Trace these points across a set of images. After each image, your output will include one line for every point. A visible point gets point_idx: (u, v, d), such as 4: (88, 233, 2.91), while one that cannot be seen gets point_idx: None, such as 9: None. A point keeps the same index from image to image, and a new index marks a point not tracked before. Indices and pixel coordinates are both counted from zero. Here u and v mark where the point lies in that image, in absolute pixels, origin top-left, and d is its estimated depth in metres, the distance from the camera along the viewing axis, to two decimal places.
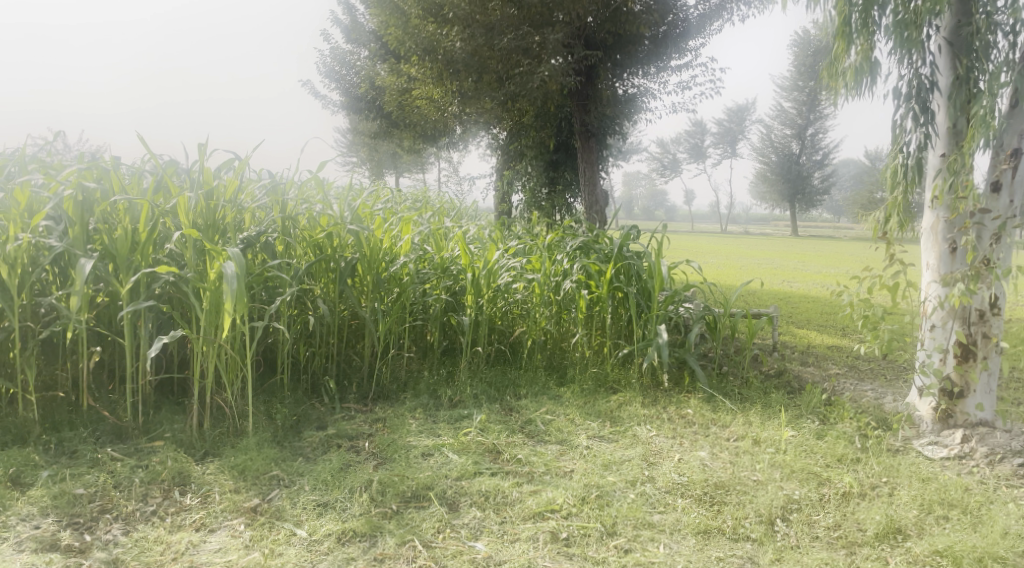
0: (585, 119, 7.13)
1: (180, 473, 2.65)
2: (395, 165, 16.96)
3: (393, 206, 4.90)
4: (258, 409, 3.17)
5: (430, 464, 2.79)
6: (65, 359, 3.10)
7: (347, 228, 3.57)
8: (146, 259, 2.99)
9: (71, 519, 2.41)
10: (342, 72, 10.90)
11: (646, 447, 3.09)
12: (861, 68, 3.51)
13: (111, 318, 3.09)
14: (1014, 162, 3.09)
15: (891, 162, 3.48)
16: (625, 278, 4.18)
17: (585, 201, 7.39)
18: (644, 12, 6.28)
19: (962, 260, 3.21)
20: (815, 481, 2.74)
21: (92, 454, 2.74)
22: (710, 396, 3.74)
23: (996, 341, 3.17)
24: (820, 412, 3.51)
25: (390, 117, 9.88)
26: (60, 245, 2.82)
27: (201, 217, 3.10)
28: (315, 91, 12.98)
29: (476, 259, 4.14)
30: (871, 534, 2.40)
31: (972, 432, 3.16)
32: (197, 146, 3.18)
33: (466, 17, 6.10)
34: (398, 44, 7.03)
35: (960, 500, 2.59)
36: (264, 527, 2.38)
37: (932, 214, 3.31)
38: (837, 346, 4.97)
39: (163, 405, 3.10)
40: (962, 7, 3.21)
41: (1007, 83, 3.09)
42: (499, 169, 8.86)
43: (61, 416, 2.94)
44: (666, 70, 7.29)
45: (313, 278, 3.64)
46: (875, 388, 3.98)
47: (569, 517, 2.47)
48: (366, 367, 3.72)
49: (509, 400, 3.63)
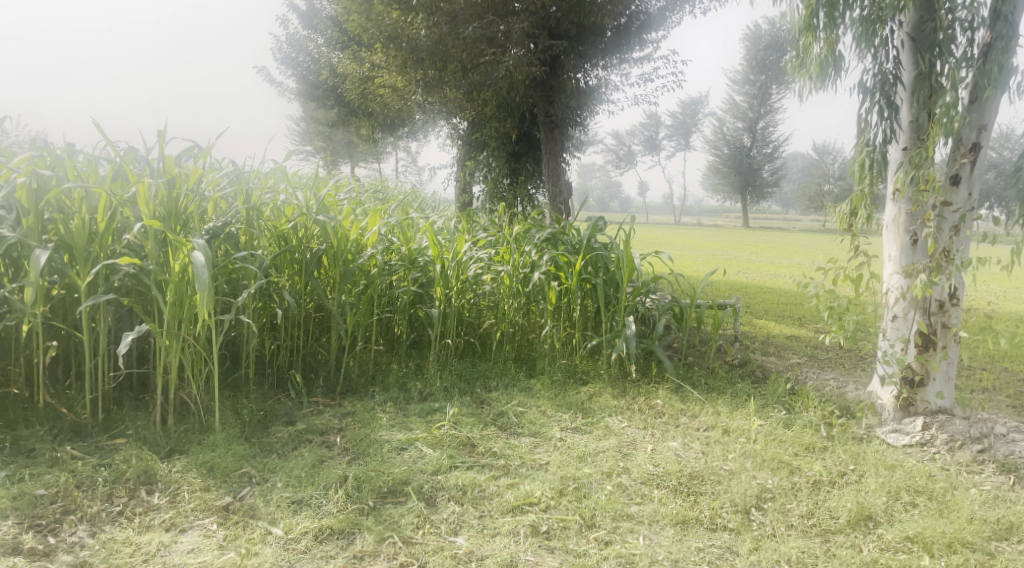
0: (549, 110, 7.19)
1: (146, 472, 2.56)
2: (352, 154, 16.72)
3: (357, 196, 4.82)
4: (223, 403, 3.08)
5: (404, 459, 2.74)
6: (18, 354, 2.96)
7: (314, 217, 3.48)
8: (106, 251, 2.86)
9: (33, 521, 2.31)
10: (299, 59, 10.70)
11: (619, 439, 3.10)
12: (826, 61, 3.54)
13: (67, 311, 2.97)
14: (974, 155, 3.17)
15: (857, 156, 3.53)
16: (594, 270, 4.16)
17: (549, 192, 7.37)
18: (608, 3, 6.25)
19: (923, 251, 3.30)
20: (786, 469, 2.78)
21: (51, 453, 2.63)
22: (678, 386, 3.77)
23: (955, 331, 3.25)
24: (786, 401, 3.57)
25: (349, 105, 9.74)
26: (13, 235, 2.68)
27: (162, 206, 2.98)
28: (270, 78, 12.74)
29: (444, 250, 4.10)
30: (844, 522, 2.45)
31: (933, 420, 3.25)
32: (157, 133, 3.05)
33: (430, 4, 5.97)
34: (361, 31, 6.93)
35: (926, 487, 2.66)
36: (238, 526, 2.32)
37: (895, 206, 3.39)
38: (796, 336, 5.07)
39: (125, 402, 2.98)
40: (925, 3, 3.27)
41: (966, 78, 3.18)
42: (460, 159, 8.79)
43: (16, 414, 2.81)
44: (627, 62, 7.34)
45: (278, 270, 3.56)
46: (836, 377, 4.07)
47: (547, 510, 2.47)
48: (333, 360, 3.65)
49: (480, 393, 3.61)
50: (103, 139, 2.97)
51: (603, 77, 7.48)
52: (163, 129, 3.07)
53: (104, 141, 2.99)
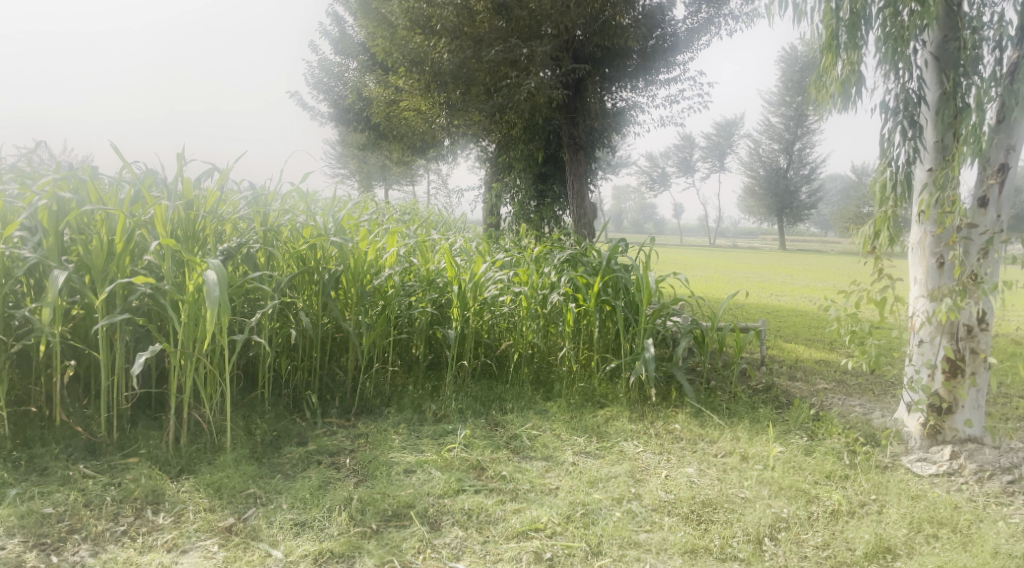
0: (573, 132, 7.16)
1: (153, 491, 2.57)
2: (385, 178, 16.95)
3: (379, 217, 4.87)
4: (236, 423, 3.10)
5: (412, 482, 2.72)
6: (39, 373, 3.01)
7: (330, 240, 3.49)
8: (123, 271, 2.91)
9: (38, 539, 2.34)
10: (330, 84, 10.86)
11: (633, 464, 3.05)
12: (847, 80, 3.49)
13: (87, 332, 3.02)
14: (1001, 177, 3.08)
15: (879, 177, 3.45)
16: (613, 291, 4.12)
17: (574, 214, 7.33)
18: (632, 26, 6.31)
19: (949, 274, 3.19)
20: (803, 498, 2.69)
21: (63, 471, 2.67)
22: (698, 411, 3.68)
23: (984, 357, 3.15)
24: (808, 428, 3.48)
25: (378, 129, 9.84)
26: (33, 257, 2.75)
27: (179, 227, 3.01)
28: (303, 103, 12.96)
29: (462, 271, 4.08)
30: (861, 554, 2.37)
31: (961, 449, 3.13)
32: (176, 156, 3.10)
33: (454, 29, 6.07)
34: (386, 56, 7.01)
35: (950, 518, 2.55)
36: (238, 547, 2.32)
37: (920, 228, 3.29)
38: (825, 361, 4.94)
39: (140, 421, 3.02)
40: (949, 21, 3.21)
41: (994, 98, 3.10)
42: (487, 181, 8.81)
43: (33, 432, 2.86)
44: (654, 85, 7.33)
45: (296, 291, 3.58)
46: (863, 403, 3.94)
47: (553, 536, 2.43)
48: (349, 381, 3.65)
49: (494, 415, 3.58)
50: (124, 162, 3.03)
51: (629, 99, 7.47)
52: (181, 152, 3.12)
53: (125, 164, 3.05)
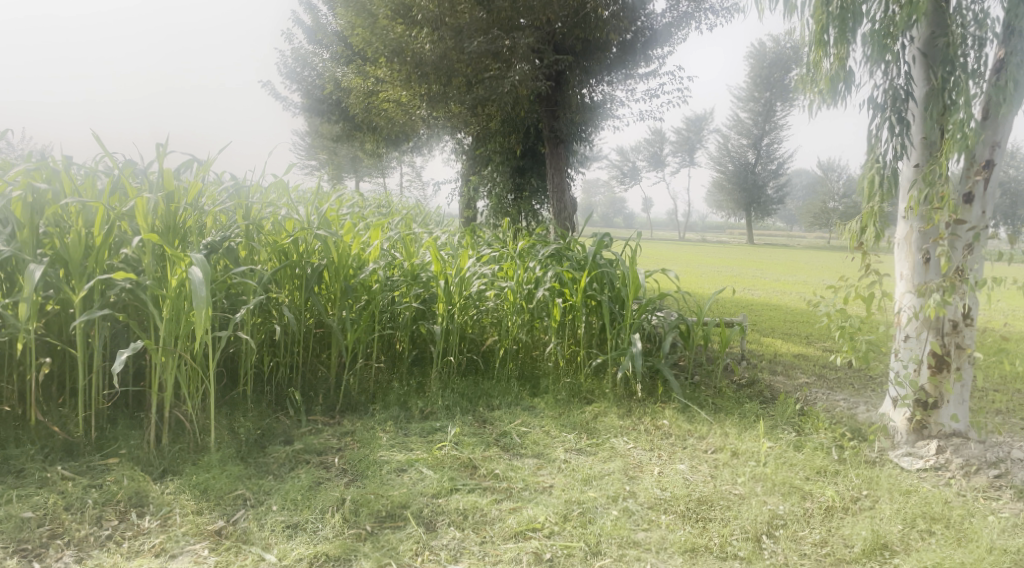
0: (553, 125, 7.12)
1: (138, 493, 2.49)
2: (357, 169, 16.76)
3: (359, 210, 4.78)
4: (220, 423, 3.01)
5: (404, 482, 2.67)
6: (12, 371, 2.89)
7: (315, 233, 3.40)
8: (101, 266, 2.80)
9: (19, 545, 2.25)
10: (303, 73, 10.68)
11: (625, 460, 3.03)
12: (836, 76, 3.48)
13: (62, 327, 2.91)
14: (988, 173, 3.09)
15: (866, 173, 3.44)
16: (599, 286, 4.07)
17: (553, 208, 7.29)
18: (614, 19, 6.26)
19: (935, 270, 3.22)
20: (797, 495, 2.69)
21: (41, 473, 2.57)
22: (685, 406, 3.68)
23: (970, 352, 3.17)
24: (795, 423, 3.48)
25: (353, 119, 9.70)
26: (7, 250, 2.63)
27: (160, 220, 2.90)
28: (274, 92, 12.74)
29: (447, 266, 4.02)
30: (859, 551, 2.38)
31: (947, 443, 3.15)
32: (156, 147, 2.99)
33: (435, 19, 5.97)
34: (365, 45, 6.89)
35: (943, 514, 2.57)
36: (230, 551, 2.26)
37: (906, 224, 3.31)
38: (804, 355, 4.98)
39: (118, 420, 2.91)
40: (936, 18, 3.22)
41: (979, 93, 3.12)
42: (464, 175, 8.73)
43: (7, 432, 2.75)
44: (632, 78, 7.31)
45: (278, 285, 3.49)
46: (847, 397, 3.97)
47: (551, 536, 2.40)
48: (332, 378, 3.57)
49: (482, 412, 3.53)
50: (103, 151, 2.91)
51: (608, 93, 7.45)
52: (162, 143, 3.02)
53: (103, 153, 2.93)
